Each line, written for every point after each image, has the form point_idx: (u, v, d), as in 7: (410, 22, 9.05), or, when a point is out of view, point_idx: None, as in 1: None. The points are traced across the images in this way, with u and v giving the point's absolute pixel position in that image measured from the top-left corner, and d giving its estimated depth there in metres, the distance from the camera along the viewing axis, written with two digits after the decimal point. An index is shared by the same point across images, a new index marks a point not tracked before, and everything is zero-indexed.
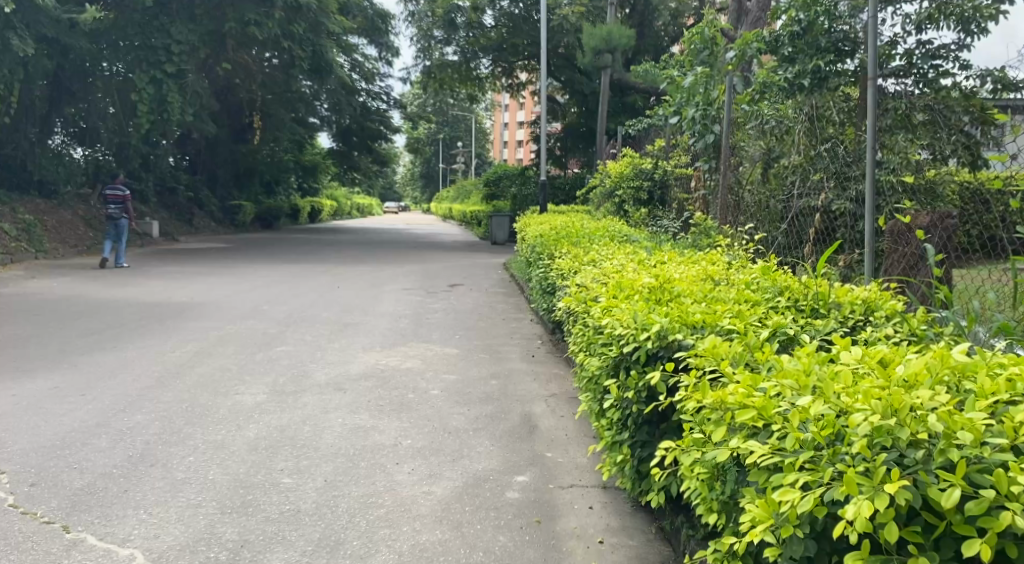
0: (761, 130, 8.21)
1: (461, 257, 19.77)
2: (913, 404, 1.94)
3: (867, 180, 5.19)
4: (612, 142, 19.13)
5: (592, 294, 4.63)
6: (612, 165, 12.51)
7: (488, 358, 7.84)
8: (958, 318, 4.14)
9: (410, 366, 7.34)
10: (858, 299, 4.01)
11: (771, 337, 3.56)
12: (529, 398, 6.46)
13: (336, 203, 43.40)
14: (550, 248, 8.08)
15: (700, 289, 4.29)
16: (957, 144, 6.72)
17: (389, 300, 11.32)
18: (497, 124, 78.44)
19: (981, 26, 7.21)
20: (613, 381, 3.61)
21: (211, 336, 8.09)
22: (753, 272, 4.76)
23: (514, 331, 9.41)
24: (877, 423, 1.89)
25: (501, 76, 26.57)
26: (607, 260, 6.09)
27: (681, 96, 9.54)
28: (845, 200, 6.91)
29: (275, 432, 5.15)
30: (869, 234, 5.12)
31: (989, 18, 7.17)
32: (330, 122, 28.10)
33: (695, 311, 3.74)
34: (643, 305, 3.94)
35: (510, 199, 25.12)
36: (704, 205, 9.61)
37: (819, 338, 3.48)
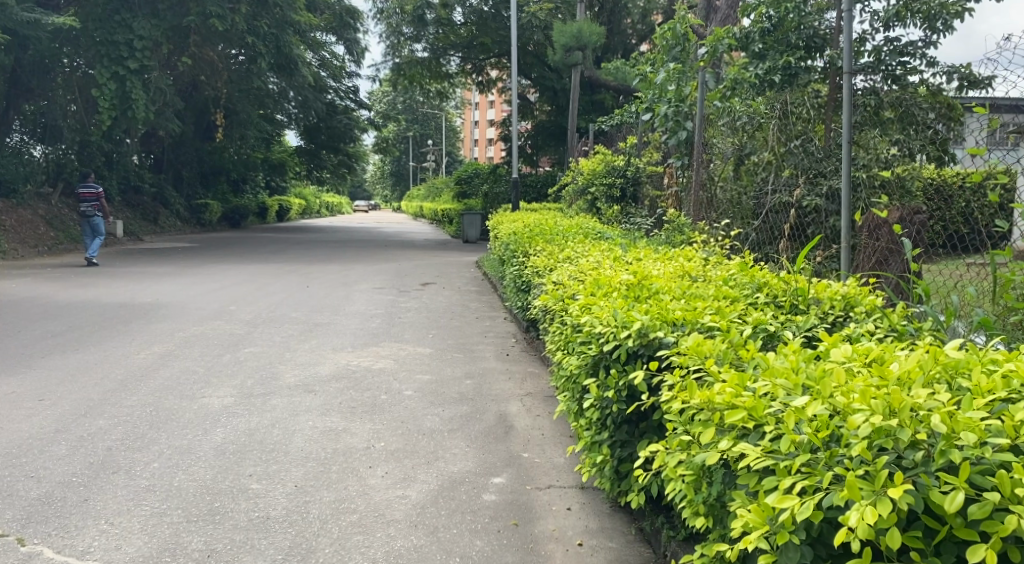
0: (733, 127, 7.99)
1: (433, 255, 19.57)
2: (913, 404, 1.87)
3: (844, 174, 5.06)
4: (584, 139, 19.03)
5: (569, 292, 4.54)
6: (584, 163, 12.37)
7: (461, 357, 7.72)
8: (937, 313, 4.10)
9: (382, 366, 7.20)
10: (838, 295, 3.94)
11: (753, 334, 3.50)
12: (504, 397, 6.35)
13: (305, 202, 42.93)
14: (523, 246, 7.96)
15: (679, 286, 4.21)
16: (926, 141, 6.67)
17: (360, 299, 11.16)
18: (467, 123, 78.07)
19: (947, 23, 7.24)
20: (593, 380, 3.53)
21: (176, 338, 7.90)
22: (731, 268, 4.68)
23: (488, 329, 9.30)
24: (877, 423, 1.81)
25: (472, 73, 26.38)
26: (581, 258, 5.99)
27: (653, 92, 9.46)
28: (815, 195, 6.96)
29: (244, 436, 5.01)
30: (844, 230, 5.03)
31: (954, 15, 7.21)
32: (297, 119, 27.70)
33: (675, 308, 3.66)
34: (622, 302, 3.85)
35: (482, 197, 25.00)
36: (676, 202, 9.53)
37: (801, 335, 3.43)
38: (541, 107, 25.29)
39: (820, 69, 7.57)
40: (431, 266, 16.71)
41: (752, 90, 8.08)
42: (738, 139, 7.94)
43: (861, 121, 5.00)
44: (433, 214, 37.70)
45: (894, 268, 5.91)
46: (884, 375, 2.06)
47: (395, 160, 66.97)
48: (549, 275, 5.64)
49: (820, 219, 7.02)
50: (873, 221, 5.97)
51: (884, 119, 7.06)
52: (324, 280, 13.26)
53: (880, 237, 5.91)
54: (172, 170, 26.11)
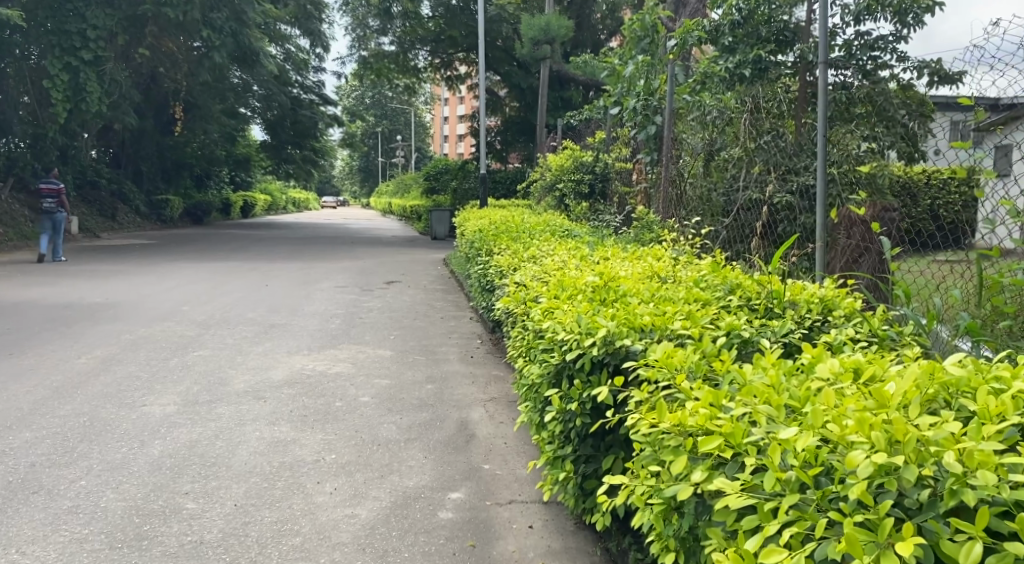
0: (704, 122, 7.75)
1: (399, 252, 19.18)
2: (918, 435, 1.63)
3: (819, 171, 4.78)
4: (553, 134, 18.77)
5: (532, 294, 4.26)
6: (552, 157, 12.13)
7: (423, 360, 7.43)
8: (919, 316, 3.88)
9: (339, 371, 6.88)
10: (815, 298, 3.71)
11: (726, 341, 3.24)
12: (466, 403, 6.07)
13: (270, 198, 42.24)
14: (487, 244, 7.67)
15: (647, 288, 3.95)
16: (896, 138, 6.64)
17: (320, 298, 10.82)
18: (437, 119, 77.54)
19: (917, 18, 7.12)
20: (555, 392, 3.25)
21: (122, 341, 7.51)
22: (701, 269, 4.43)
23: (452, 330, 9.01)
24: (879, 460, 1.56)
25: (440, 68, 26.01)
26: (545, 258, 5.70)
27: (622, 86, 9.19)
28: (787, 192, 6.71)
29: (184, 449, 4.68)
30: (817, 224, 4.74)
31: (925, 10, 7.08)
32: (260, 114, 27.11)
33: (643, 313, 3.39)
34: (587, 306, 3.58)
35: (451, 194, 24.69)
36: (645, 199, 9.25)
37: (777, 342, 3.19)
38: (509, 103, 25.00)
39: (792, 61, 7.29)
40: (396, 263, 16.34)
41: (722, 84, 7.86)
42: (708, 134, 7.68)
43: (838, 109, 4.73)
44: (402, 211, 37.23)
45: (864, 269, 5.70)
46: (881, 400, 1.81)
47: (363, 156, 66.36)
48: (512, 275, 5.35)
49: (792, 216, 6.79)
50: (842, 218, 5.79)
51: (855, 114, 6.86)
52: (285, 278, 12.87)
53: (849, 235, 5.71)
54: (131, 165, 25.43)
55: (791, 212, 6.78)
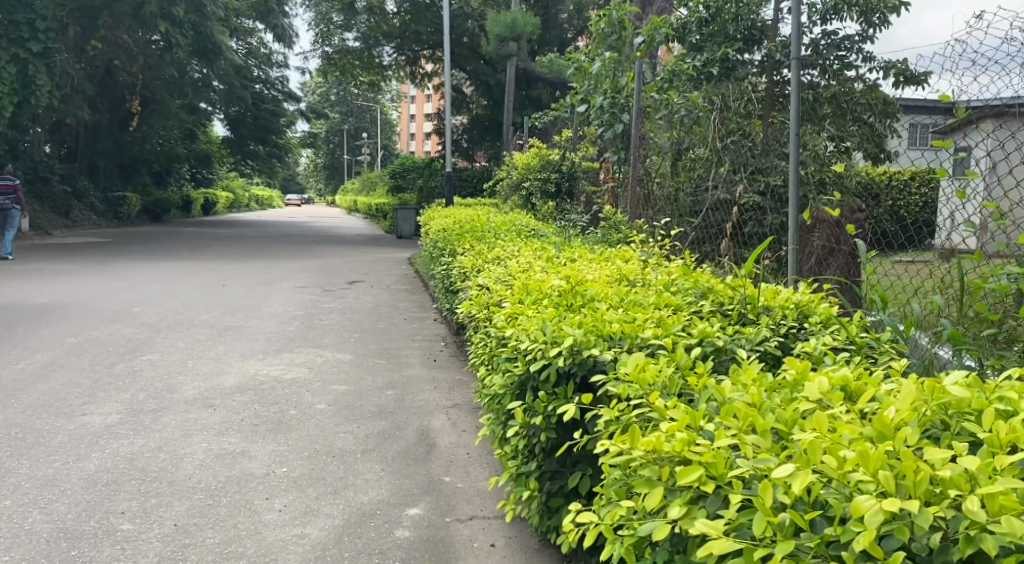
0: (670, 121, 7.56)
1: (364, 251, 18.83)
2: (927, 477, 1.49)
3: (791, 170, 4.56)
4: (520, 132, 18.51)
5: (495, 298, 4.03)
6: (519, 156, 11.92)
7: (384, 365, 7.17)
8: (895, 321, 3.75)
9: (295, 377, 6.60)
10: (790, 303, 3.55)
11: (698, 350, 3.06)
12: (427, 410, 5.83)
13: (233, 196, 41.48)
14: (450, 244, 7.44)
15: (615, 292, 3.74)
16: (862, 137, 6.56)
17: (279, 299, 10.51)
18: (404, 117, 76.88)
19: (883, 18, 7.02)
20: (518, 405, 3.04)
21: (66, 344, 7.16)
22: (672, 272, 4.24)
23: (415, 332, 8.77)
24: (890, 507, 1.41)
25: (406, 65, 25.63)
26: (508, 260, 5.49)
27: (589, 83, 8.98)
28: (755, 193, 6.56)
29: (123, 463, 4.41)
30: (790, 223, 4.50)
31: (891, 9, 6.97)
32: (221, 109, 26.48)
33: (611, 319, 3.18)
34: (553, 312, 3.36)
35: (417, 192, 24.40)
36: (612, 198, 9.06)
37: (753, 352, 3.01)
38: (476, 101, 24.72)
39: (760, 60, 7.20)
40: (360, 262, 16.00)
41: (690, 82, 7.73)
42: (676, 133, 7.52)
43: (810, 103, 4.48)
44: (367, 209, 36.76)
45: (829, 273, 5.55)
46: (881, 429, 1.65)
47: (329, 153, 65.58)
48: (475, 278, 5.13)
49: (760, 217, 6.67)
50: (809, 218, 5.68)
51: (823, 115, 6.67)
52: (243, 278, 12.51)
53: (816, 236, 5.59)
54: (86, 161, 24.76)
55: (758, 213, 6.67)
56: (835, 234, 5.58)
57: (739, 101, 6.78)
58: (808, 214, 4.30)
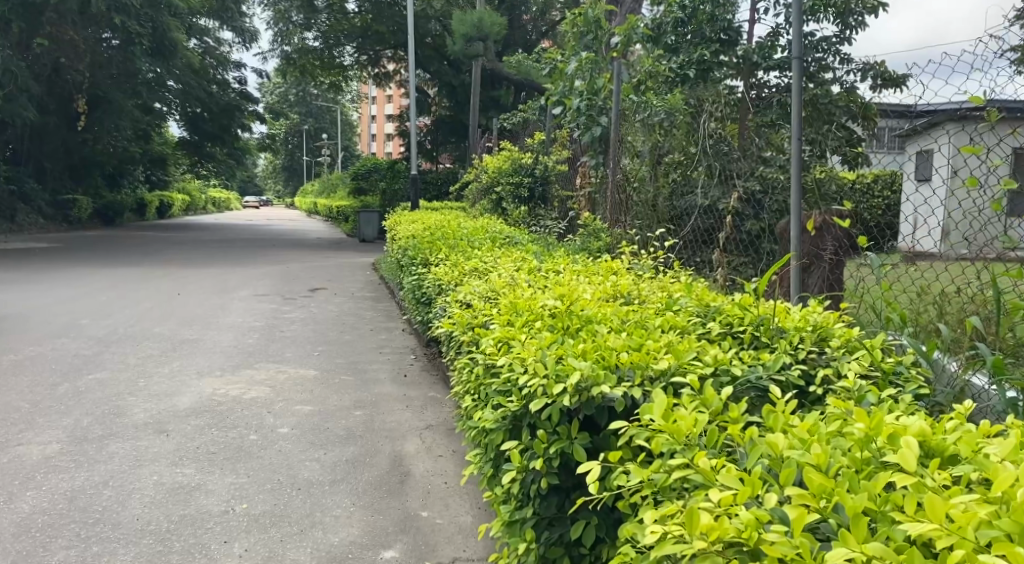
0: (649, 124, 7.20)
1: (325, 256, 18.28)
2: None
3: (792, 174, 4.18)
4: (486, 135, 18.14)
5: (480, 318, 3.65)
6: (488, 159, 11.53)
7: (351, 382, 6.76)
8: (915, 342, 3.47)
9: (255, 397, 6.17)
10: (807, 325, 3.22)
11: (716, 381, 2.74)
12: (399, 433, 5.46)
13: (189, 199, 40.45)
14: (422, 252, 7.04)
15: (615, 312, 3.40)
16: (840, 141, 6.28)
17: (237, 309, 10.02)
18: (365, 118, 75.93)
19: (860, 18, 6.72)
20: (514, 445, 2.68)
21: (5, 362, 6.64)
22: (672, 289, 3.90)
23: (382, 344, 8.36)
24: None
25: (368, 65, 25.08)
26: (486, 273, 5.11)
27: (563, 83, 8.59)
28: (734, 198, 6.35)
29: (62, 503, 3.97)
30: (793, 233, 4.14)
31: (869, 10, 6.66)
32: (177, 108, 25.67)
33: (618, 347, 2.85)
34: (549, 338, 3.00)
35: (380, 194, 23.91)
36: (590, 204, 8.72)
37: (777, 384, 2.72)
38: (440, 103, 24.25)
39: (737, 59, 6.94)
40: (322, 268, 15.49)
41: (668, 83, 7.44)
42: (655, 135, 7.18)
43: (814, 105, 4.10)
44: (328, 211, 36.05)
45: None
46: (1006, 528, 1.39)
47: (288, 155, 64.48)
48: (452, 292, 4.78)
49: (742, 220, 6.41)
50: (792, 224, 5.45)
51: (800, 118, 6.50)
52: (199, 285, 11.97)
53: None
54: (33, 162, 23.80)
55: (737, 218, 6.36)
56: (840, 242, 4.81)
57: (721, 106, 6.45)
58: (811, 224, 3.95)
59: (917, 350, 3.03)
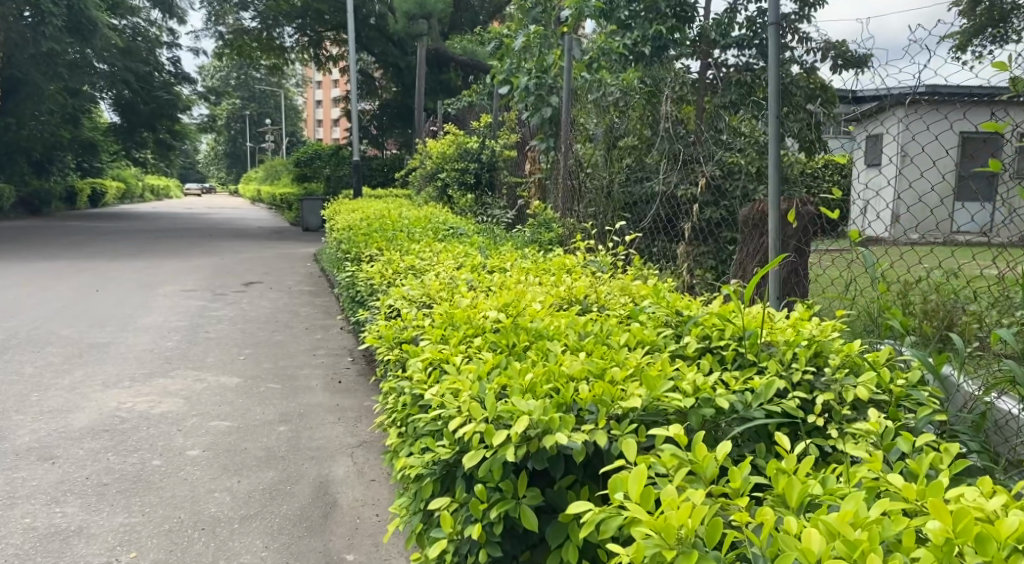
0: (603, 105, 6.68)
1: (264, 246, 17.40)
2: None
3: (771, 155, 3.66)
4: (433, 118, 17.40)
5: (410, 331, 3.03)
6: (433, 143, 10.86)
7: (278, 391, 6.10)
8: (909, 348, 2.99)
9: (166, 412, 5.49)
10: (800, 339, 2.68)
11: (696, 418, 2.20)
12: (329, 452, 4.86)
13: (125, 186, 38.80)
14: (355, 247, 6.40)
15: (571, 323, 2.82)
16: (801, 125, 5.76)
17: (160, 308, 9.25)
18: (310, 103, 74.12)
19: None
20: (443, 504, 2.08)
21: None
22: (636, 293, 3.35)
23: (318, 344, 7.70)
24: None
25: (310, 47, 24.10)
26: (421, 274, 4.50)
27: (511, 61, 7.94)
28: (690, 185, 5.86)
29: None
30: (771, 228, 3.61)
31: None
32: (107, 91, 24.38)
33: (574, 376, 2.29)
34: (490, 363, 2.41)
35: (324, 182, 23.13)
36: (538, 190, 8.13)
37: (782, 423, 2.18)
38: (385, 86, 23.42)
39: (692, 38, 6.39)
40: (260, 260, 14.65)
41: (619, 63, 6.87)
42: (608, 117, 6.63)
43: (793, 83, 3.58)
44: (271, 198, 34.82)
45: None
46: None
47: (231, 141, 62.63)
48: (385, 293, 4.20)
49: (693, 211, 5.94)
50: (755, 212, 5.00)
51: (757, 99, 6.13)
52: (121, 281, 11.11)
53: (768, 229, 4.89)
54: None
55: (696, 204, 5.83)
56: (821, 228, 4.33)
57: (675, 85, 6.02)
58: (792, 216, 3.41)
59: (926, 366, 2.54)
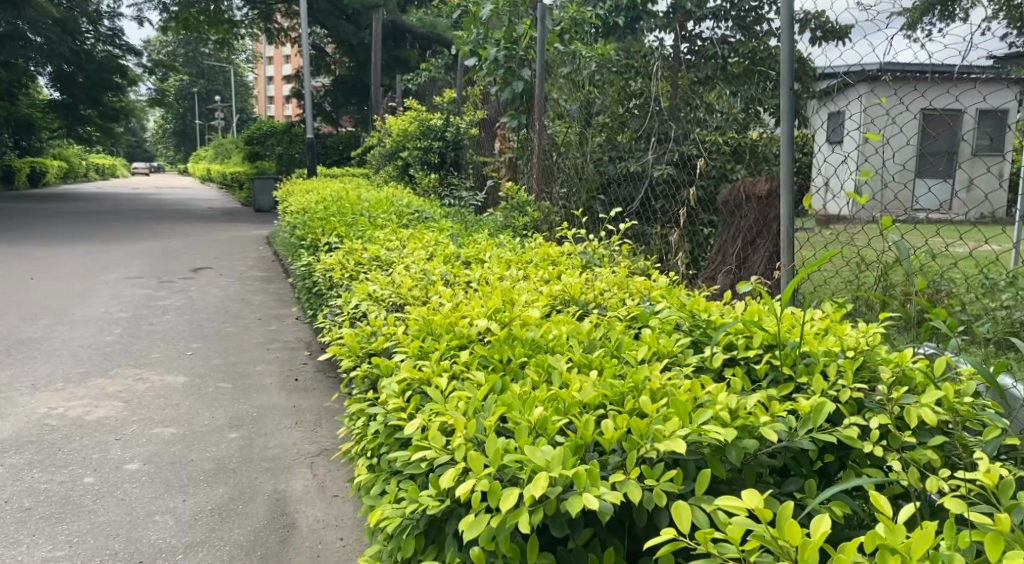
0: (578, 80, 6.22)
1: (215, 228, 16.65)
2: None
3: (784, 137, 3.33)
4: (391, 95, 16.72)
5: (381, 341, 2.57)
6: (392, 120, 10.28)
7: (228, 391, 5.58)
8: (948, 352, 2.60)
9: (103, 417, 4.95)
10: (841, 348, 2.29)
11: (735, 453, 1.80)
12: (286, 463, 4.39)
13: (67, 165, 37.29)
14: (311, 233, 5.92)
15: (572, 332, 2.41)
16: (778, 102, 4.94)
17: (99, 297, 8.61)
18: (262, 79, 72.24)
19: None
20: None
21: None
22: (639, 293, 2.94)
23: (272, 336, 7.17)
24: None
25: (260, 20, 23.09)
26: (388, 267, 4.03)
27: (477, 31, 7.38)
28: (667, 163, 5.48)
29: None
30: (786, 224, 3.26)
31: None
32: (44, 65, 23.14)
33: (588, 405, 1.86)
34: (484, 388, 1.97)
35: (277, 160, 22.32)
36: (508, 170, 7.64)
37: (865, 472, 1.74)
38: (339, 62, 22.56)
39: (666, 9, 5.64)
40: (210, 243, 13.95)
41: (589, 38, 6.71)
42: (584, 92, 6.13)
43: (813, 53, 3.25)
44: (222, 178, 33.69)
45: (756, 259, 4.44)
46: None
47: (179, 118, 60.75)
48: (352, 285, 3.78)
49: (672, 192, 5.55)
50: (733, 194, 4.61)
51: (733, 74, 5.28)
52: (59, 267, 10.40)
53: (747, 212, 4.50)
54: None
55: (671, 185, 5.50)
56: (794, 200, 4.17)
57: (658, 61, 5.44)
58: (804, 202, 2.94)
59: (986, 373, 2.16)
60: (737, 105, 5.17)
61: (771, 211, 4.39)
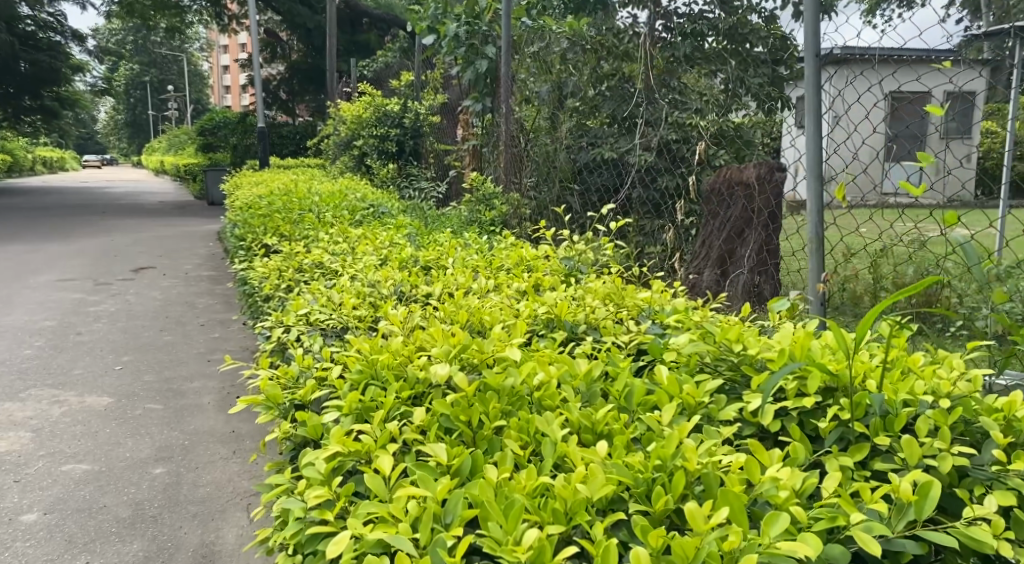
0: (544, 60, 5.57)
1: (163, 223, 15.77)
2: None
3: (809, 113, 2.65)
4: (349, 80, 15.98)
5: (305, 390, 1.92)
6: (346, 106, 9.57)
7: (158, 415, 4.87)
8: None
9: (3, 453, 4.24)
10: (924, 394, 1.68)
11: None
12: (217, 506, 3.73)
13: (12, 158, 35.77)
14: (251, 232, 5.25)
15: (564, 374, 1.80)
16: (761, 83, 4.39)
17: (23, 304, 7.82)
18: (216, 68, 70.46)
19: None
20: None
21: None
22: (646, 316, 2.33)
23: (215, 345, 6.47)
24: None
25: (209, 5, 22.08)
26: (332, 277, 3.39)
27: (435, 6, 6.67)
28: (644, 149, 4.86)
29: None
30: (814, 218, 2.61)
31: None
32: None
33: (595, 517, 1.25)
34: (444, 483, 1.35)
35: (230, 151, 21.39)
36: (473, 158, 6.98)
37: None
38: (294, 48, 21.67)
39: None
40: (157, 239, 13.09)
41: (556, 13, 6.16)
42: (555, 72, 5.46)
43: (822, 28, 2.62)
44: (175, 170, 32.49)
45: (743, 255, 3.82)
46: None
47: (132, 109, 58.93)
48: (290, 297, 3.14)
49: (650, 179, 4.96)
50: (714, 184, 3.95)
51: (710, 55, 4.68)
52: None
53: (733, 202, 3.86)
54: None
55: (649, 173, 4.90)
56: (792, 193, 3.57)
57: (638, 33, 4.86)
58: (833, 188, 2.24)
59: None
60: (719, 88, 4.57)
61: (757, 201, 3.77)
